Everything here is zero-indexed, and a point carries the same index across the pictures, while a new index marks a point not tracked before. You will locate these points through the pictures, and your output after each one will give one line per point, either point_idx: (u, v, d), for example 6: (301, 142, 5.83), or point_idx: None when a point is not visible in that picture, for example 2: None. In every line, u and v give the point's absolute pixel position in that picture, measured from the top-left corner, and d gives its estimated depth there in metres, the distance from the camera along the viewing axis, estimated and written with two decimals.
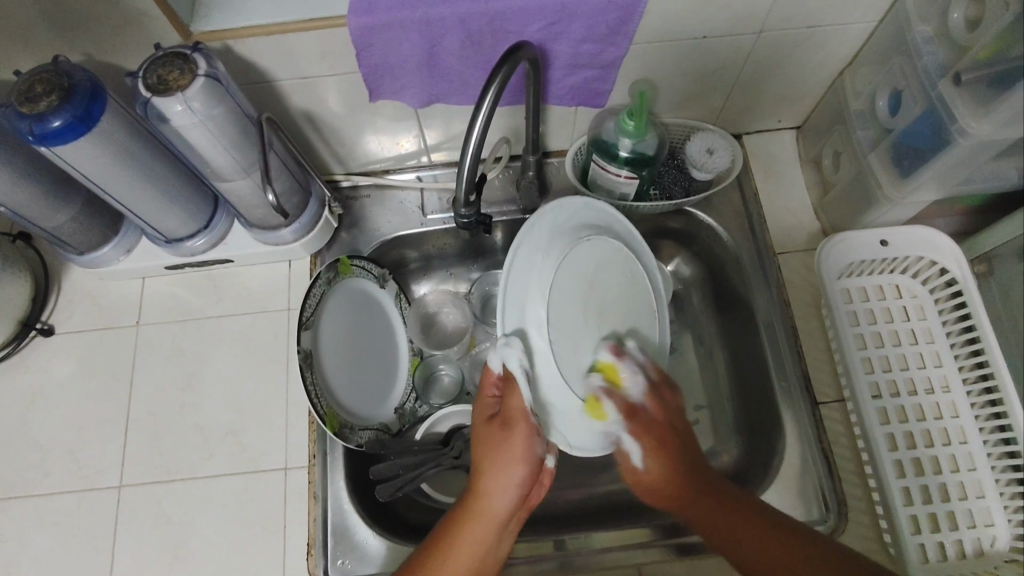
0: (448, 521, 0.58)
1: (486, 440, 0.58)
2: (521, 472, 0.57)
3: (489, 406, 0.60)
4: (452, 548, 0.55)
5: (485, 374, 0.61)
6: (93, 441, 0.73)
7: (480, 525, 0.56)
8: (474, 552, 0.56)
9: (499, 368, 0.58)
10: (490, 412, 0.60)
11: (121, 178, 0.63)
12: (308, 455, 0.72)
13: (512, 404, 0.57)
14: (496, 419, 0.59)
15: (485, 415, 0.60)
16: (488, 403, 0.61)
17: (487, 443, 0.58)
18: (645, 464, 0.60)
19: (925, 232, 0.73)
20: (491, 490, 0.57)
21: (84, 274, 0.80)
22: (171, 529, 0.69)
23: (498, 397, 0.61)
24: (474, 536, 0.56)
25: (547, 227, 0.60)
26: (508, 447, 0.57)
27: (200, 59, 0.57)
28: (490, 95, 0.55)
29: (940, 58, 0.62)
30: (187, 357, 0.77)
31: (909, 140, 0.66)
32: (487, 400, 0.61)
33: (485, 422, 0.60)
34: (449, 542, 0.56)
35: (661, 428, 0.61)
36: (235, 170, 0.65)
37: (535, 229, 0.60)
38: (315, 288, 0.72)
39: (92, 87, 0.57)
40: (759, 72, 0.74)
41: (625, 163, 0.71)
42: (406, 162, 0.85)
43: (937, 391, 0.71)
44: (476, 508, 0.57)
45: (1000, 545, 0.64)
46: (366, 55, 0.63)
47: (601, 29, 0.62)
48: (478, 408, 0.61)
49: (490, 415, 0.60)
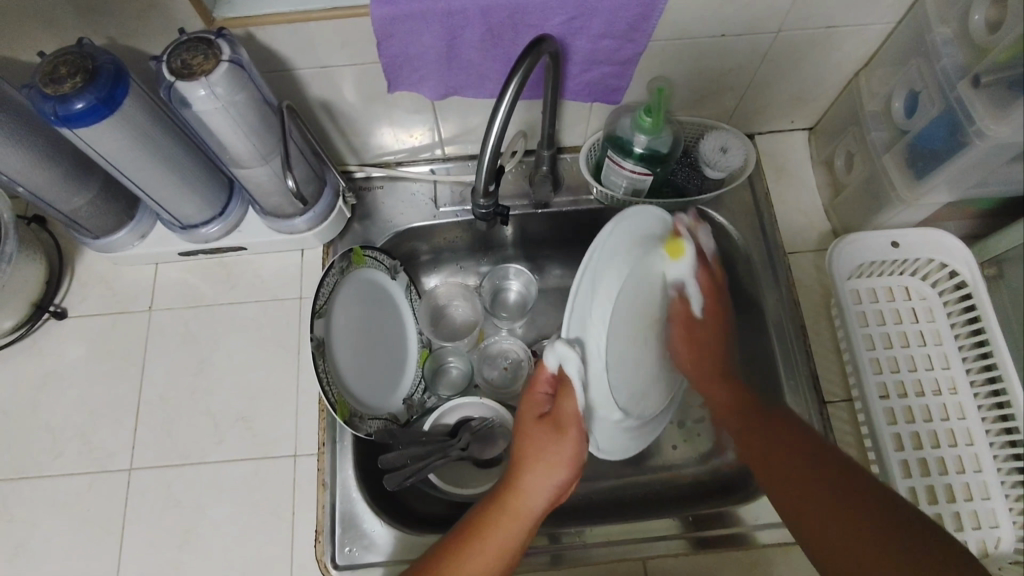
0: (486, 509, 0.59)
1: (532, 439, 0.59)
2: (564, 475, 0.58)
3: (539, 402, 0.60)
4: (490, 538, 0.56)
5: (538, 372, 0.59)
6: (104, 423, 0.73)
7: (515, 520, 0.58)
8: (508, 549, 0.56)
9: (555, 367, 0.56)
10: (541, 410, 0.60)
11: (140, 162, 0.63)
12: (318, 443, 0.72)
13: (566, 410, 0.56)
14: (547, 419, 0.59)
15: (534, 412, 0.60)
16: (539, 400, 0.60)
17: (538, 439, 0.59)
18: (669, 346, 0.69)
19: (935, 235, 0.74)
20: (531, 489, 0.58)
21: (97, 258, 0.80)
22: (181, 512, 0.70)
23: (550, 396, 0.60)
24: (510, 532, 0.57)
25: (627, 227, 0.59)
26: (557, 450, 0.58)
27: (224, 45, 0.57)
28: (512, 87, 0.55)
29: (958, 61, 0.63)
30: (199, 343, 0.77)
31: (924, 142, 0.67)
32: (538, 397, 0.60)
33: (535, 420, 0.60)
34: (481, 536, 0.56)
35: (714, 323, 0.68)
36: (253, 157, 0.65)
37: (616, 233, 0.58)
38: (329, 276, 0.73)
39: (116, 70, 0.57)
40: (776, 71, 0.74)
41: (640, 158, 0.72)
42: (420, 155, 0.85)
43: (945, 393, 0.72)
44: (513, 505, 0.58)
45: (1004, 546, 0.65)
46: (387, 46, 0.63)
47: (621, 25, 0.63)
48: (530, 403, 0.61)
49: (540, 413, 0.60)
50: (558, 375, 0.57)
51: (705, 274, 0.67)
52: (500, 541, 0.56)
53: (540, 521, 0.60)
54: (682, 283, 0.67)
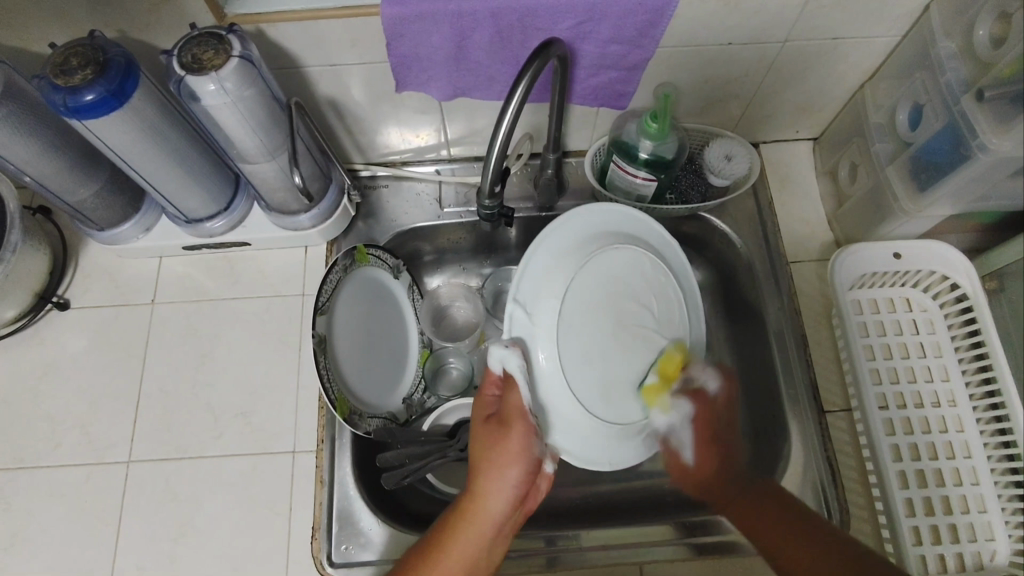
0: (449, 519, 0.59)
1: (481, 437, 0.60)
2: (518, 472, 0.58)
3: (484, 404, 0.62)
4: (453, 545, 0.57)
5: (486, 373, 0.62)
6: (105, 415, 0.73)
7: (475, 527, 0.57)
8: (471, 551, 0.57)
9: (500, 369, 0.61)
10: (486, 413, 0.61)
11: (148, 156, 0.64)
12: (317, 440, 0.72)
13: (509, 404, 0.59)
14: (493, 418, 0.60)
15: (480, 415, 0.61)
16: (487, 401, 0.62)
17: (485, 441, 0.60)
18: (694, 459, 0.65)
19: (937, 247, 0.74)
20: (490, 492, 0.58)
21: (102, 251, 0.81)
22: (179, 505, 0.70)
23: (498, 397, 0.62)
24: (469, 534, 0.57)
25: (560, 234, 0.65)
26: (506, 446, 0.58)
27: (235, 40, 0.57)
28: (519, 90, 0.56)
29: (963, 74, 0.63)
30: (201, 337, 0.77)
31: (928, 155, 0.67)
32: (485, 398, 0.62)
33: (484, 419, 0.61)
34: (442, 546, 0.56)
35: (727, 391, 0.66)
36: (261, 153, 0.66)
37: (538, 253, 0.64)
38: (332, 274, 0.73)
39: (127, 63, 0.58)
40: (782, 80, 0.74)
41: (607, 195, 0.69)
42: (425, 155, 0.86)
43: (944, 405, 0.72)
44: (471, 510, 0.58)
45: (999, 559, 0.65)
46: (396, 45, 0.63)
47: (628, 31, 0.63)
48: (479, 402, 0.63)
49: (486, 414, 0.61)
50: (506, 377, 0.60)
51: (704, 405, 0.65)
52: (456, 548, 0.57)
53: (504, 531, 0.59)
54: (671, 432, 0.65)
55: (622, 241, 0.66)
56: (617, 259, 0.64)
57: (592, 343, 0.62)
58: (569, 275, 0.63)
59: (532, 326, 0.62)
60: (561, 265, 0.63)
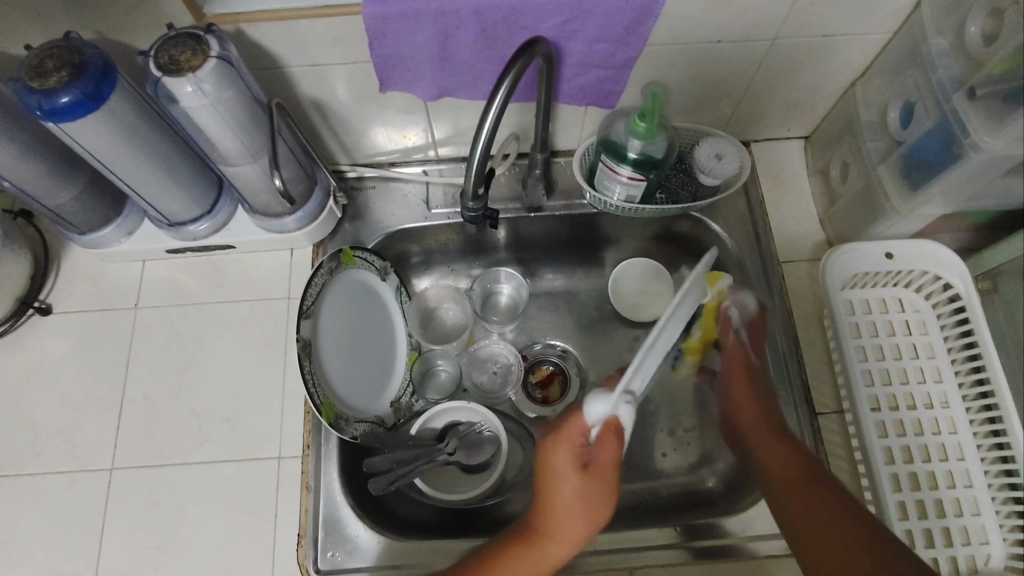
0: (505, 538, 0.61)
1: (573, 484, 0.61)
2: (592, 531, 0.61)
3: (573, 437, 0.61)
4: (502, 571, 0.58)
5: (575, 419, 0.61)
6: (88, 422, 0.72)
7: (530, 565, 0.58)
8: None
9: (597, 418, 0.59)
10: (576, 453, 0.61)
11: (127, 158, 0.63)
12: (303, 445, 0.71)
13: (604, 457, 0.61)
14: (589, 469, 0.61)
15: (571, 448, 0.61)
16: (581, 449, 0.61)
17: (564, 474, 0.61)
18: None
19: (929, 246, 0.73)
20: (560, 537, 0.60)
21: (85, 254, 0.80)
22: (162, 513, 0.69)
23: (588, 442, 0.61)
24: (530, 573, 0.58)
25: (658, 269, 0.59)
26: (590, 500, 0.61)
27: (213, 41, 0.56)
28: (502, 91, 0.55)
29: (955, 72, 0.62)
30: (186, 342, 0.76)
31: (919, 154, 0.66)
32: (577, 432, 0.61)
33: (576, 467, 0.61)
34: (496, 569, 0.58)
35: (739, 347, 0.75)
36: (242, 155, 0.65)
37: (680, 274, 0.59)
38: (318, 276, 0.72)
39: (103, 65, 0.57)
40: (773, 78, 0.73)
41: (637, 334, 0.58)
42: (413, 156, 0.85)
43: (937, 407, 0.71)
44: (539, 551, 0.59)
45: (993, 562, 0.64)
46: (379, 45, 0.62)
47: (615, 29, 0.62)
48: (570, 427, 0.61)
49: (576, 454, 0.61)
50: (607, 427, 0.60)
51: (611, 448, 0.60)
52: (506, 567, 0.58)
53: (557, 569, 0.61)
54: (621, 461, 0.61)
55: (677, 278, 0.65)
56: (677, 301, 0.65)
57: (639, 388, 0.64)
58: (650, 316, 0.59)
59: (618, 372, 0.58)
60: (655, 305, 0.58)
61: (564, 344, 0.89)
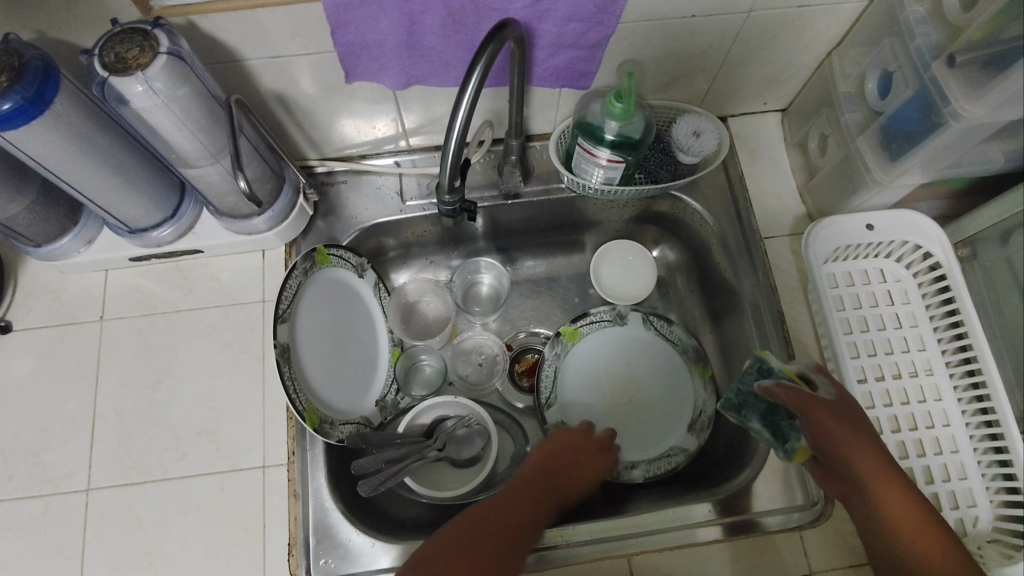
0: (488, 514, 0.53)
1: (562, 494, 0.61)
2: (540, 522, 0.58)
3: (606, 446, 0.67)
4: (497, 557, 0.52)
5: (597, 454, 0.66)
6: (59, 443, 0.69)
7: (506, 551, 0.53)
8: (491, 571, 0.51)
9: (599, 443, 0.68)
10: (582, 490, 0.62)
11: (78, 164, 0.59)
12: (287, 453, 0.69)
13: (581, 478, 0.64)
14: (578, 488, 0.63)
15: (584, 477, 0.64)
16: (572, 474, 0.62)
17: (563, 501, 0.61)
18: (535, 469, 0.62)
19: (907, 215, 0.73)
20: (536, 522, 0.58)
21: (42, 267, 0.76)
22: (144, 532, 0.66)
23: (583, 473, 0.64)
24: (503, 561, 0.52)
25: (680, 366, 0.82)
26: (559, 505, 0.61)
27: (162, 35, 0.53)
28: (475, 76, 0.53)
29: (933, 40, 0.61)
30: (156, 353, 0.73)
31: (898, 123, 0.66)
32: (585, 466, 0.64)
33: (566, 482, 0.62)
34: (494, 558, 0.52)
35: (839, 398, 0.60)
36: (202, 156, 0.61)
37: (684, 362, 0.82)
38: (291, 279, 0.70)
39: (45, 66, 0.53)
40: (749, 51, 0.72)
41: (757, 417, 0.63)
42: (383, 147, 0.82)
43: (921, 374, 0.71)
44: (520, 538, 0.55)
45: (982, 525, 0.65)
46: (341, 33, 0.59)
47: (588, 7, 0.60)
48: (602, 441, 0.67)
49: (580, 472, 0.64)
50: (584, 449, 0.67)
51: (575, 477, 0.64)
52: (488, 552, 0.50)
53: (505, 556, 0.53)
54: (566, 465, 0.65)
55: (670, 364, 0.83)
56: (667, 378, 0.83)
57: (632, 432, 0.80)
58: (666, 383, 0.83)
59: (652, 424, 0.81)
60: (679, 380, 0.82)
61: (548, 330, 0.88)
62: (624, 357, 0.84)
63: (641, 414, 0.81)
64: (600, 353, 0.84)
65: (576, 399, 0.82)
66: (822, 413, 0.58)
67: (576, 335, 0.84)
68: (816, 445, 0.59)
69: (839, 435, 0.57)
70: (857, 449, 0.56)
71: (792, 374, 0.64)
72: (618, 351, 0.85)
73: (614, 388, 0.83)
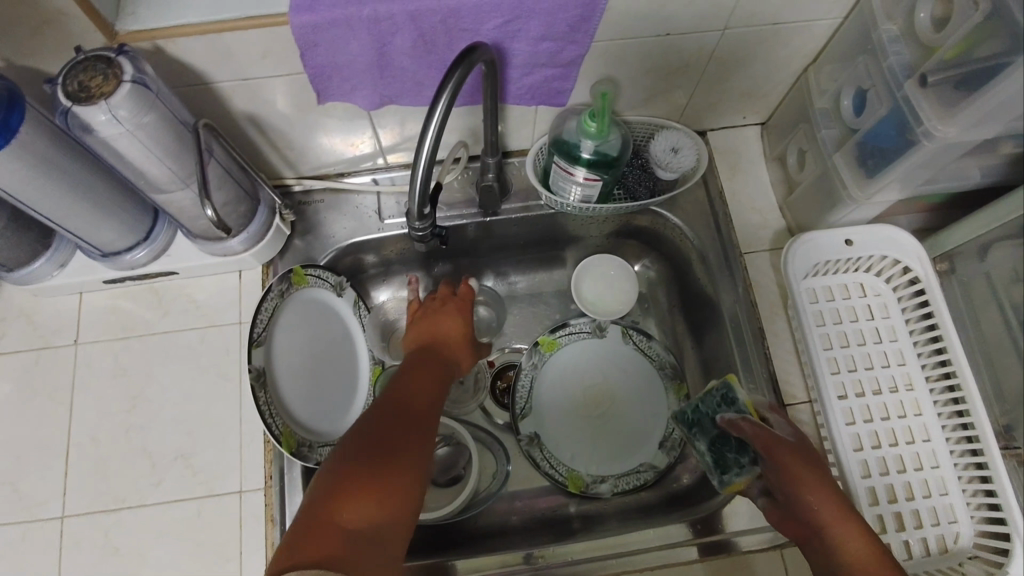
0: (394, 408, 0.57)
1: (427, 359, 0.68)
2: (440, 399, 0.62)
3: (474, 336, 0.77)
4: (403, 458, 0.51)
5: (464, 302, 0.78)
6: (32, 470, 0.69)
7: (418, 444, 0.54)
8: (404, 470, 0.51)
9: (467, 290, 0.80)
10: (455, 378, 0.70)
11: (45, 191, 0.58)
12: (264, 477, 0.69)
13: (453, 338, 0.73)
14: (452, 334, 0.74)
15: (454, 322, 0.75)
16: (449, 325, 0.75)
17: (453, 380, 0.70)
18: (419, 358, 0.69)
19: (885, 229, 0.73)
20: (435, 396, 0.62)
21: (16, 291, 0.75)
22: (119, 560, 0.66)
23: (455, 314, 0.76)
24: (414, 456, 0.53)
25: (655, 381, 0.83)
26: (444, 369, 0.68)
27: (126, 62, 0.52)
28: (443, 100, 0.52)
29: (906, 57, 0.61)
30: (132, 377, 0.72)
31: (873, 140, 0.65)
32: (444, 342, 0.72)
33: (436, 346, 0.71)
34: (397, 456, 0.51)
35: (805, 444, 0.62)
36: (171, 181, 0.61)
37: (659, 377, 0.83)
38: (267, 301, 0.69)
39: (8, 95, 0.53)
40: (725, 67, 0.72)
41: (706, 441, 0.69)
42: (361, 165, 0.81)
43: (901, 389, 0.71)
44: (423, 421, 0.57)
45: (963, 541, 0.65)
46: (311, 56, 0.59)
47: (559, 27, 0.60)
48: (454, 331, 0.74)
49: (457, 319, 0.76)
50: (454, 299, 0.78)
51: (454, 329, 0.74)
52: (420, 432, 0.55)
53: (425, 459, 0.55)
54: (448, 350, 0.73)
55: (646, 378, 0.83)
56: (642, 392, 0.83)
57: (603, 444, 0.81)
58: (641, 396, 0.83)
59: (626, 437, 0.81)
60: (654, 394, 0.83)
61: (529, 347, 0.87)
62: (600, 367, 0.85)
63: (612, 427, 0.82)
64: (577, 363, 0.85)
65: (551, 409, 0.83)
66: (785, 457, 0.60)
67: (554, 346, 0.84)
68: (778, 487, 0.60)
69: (801, 477, 0.59)
70: (818, 490, 0.58)
71: (754, 411, 0.67)
72: (596, 362, 0.85)
73: (590, 399, 0.84)
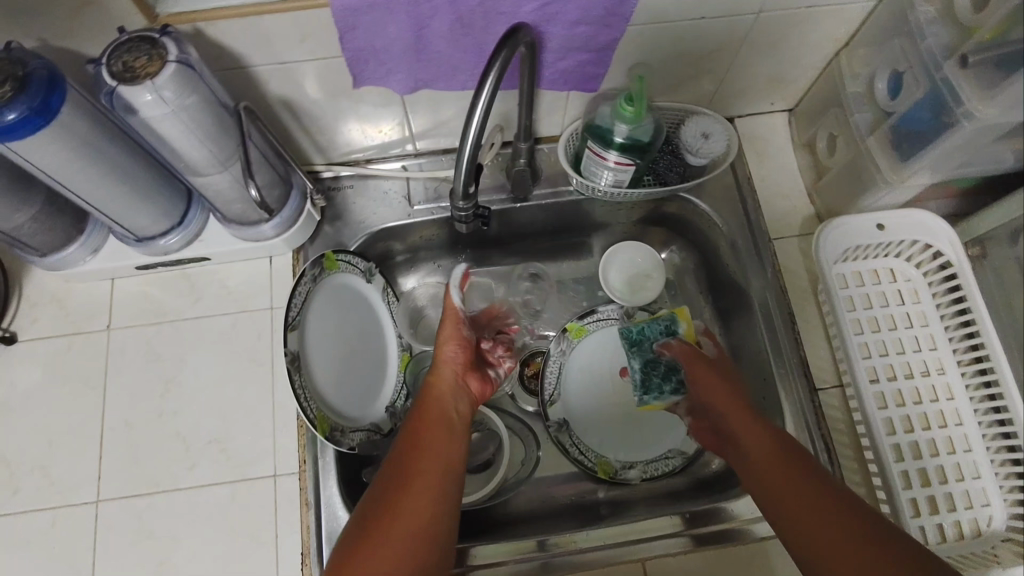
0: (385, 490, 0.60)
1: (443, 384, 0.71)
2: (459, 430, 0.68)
3: (465, 377, 0.73)
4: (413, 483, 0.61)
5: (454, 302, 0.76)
6: (66, 454, 0.69)
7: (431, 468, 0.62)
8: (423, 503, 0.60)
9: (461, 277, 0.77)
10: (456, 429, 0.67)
11: (86, 174, 0.59)
12: (298, 461, 0.69)
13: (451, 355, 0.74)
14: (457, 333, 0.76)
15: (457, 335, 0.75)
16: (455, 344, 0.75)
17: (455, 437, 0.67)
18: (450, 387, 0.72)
19: (916, 215, 0.73)
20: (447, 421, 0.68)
21: (47, 276, 0.75)
22: (155, 543, 0.66)
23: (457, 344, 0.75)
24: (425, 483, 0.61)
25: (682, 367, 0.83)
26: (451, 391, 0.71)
27: (170, 43, 0.52)
28: (488, 84, 0.53)
29: (943, 40, 0.61)
30: (164, 362, 0.72)
31: (908, 123, 0.65)
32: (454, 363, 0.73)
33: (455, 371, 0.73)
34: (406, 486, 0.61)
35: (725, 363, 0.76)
36: (211, 164, 0.61)
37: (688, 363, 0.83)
38: (301, 286, 0.69)
39: (50, 75, 0.52)
40: (757, 52, 0.72)
41: (640, 360, 0.82)
42: (390, 151, 0.81)
43: (933, 373, 0.71)
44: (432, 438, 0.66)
45: (996, 524, 0.65)
46: (350, 38, 0.59)
47: (597, 10, 0.60)
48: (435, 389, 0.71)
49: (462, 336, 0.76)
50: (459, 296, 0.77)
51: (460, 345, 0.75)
52: (408, 513, 0.58)
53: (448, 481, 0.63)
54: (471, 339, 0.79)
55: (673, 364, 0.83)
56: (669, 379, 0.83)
57: (632, 431, 0.81)
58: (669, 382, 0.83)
59: (654, 424, 0.82)
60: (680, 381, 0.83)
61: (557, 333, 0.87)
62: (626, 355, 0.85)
63: (642, 414, 0.82)
64: (606, 351, 0.85)
65: (580, 397, 0.83)
66: (704, 376, 0.75)
67: (582, 333, 0.84)
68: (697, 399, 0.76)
69: (737, 426, 0.68)
70: (755, 436, 0.66)
71: (691, 336, 0.81)
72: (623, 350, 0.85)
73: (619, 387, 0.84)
